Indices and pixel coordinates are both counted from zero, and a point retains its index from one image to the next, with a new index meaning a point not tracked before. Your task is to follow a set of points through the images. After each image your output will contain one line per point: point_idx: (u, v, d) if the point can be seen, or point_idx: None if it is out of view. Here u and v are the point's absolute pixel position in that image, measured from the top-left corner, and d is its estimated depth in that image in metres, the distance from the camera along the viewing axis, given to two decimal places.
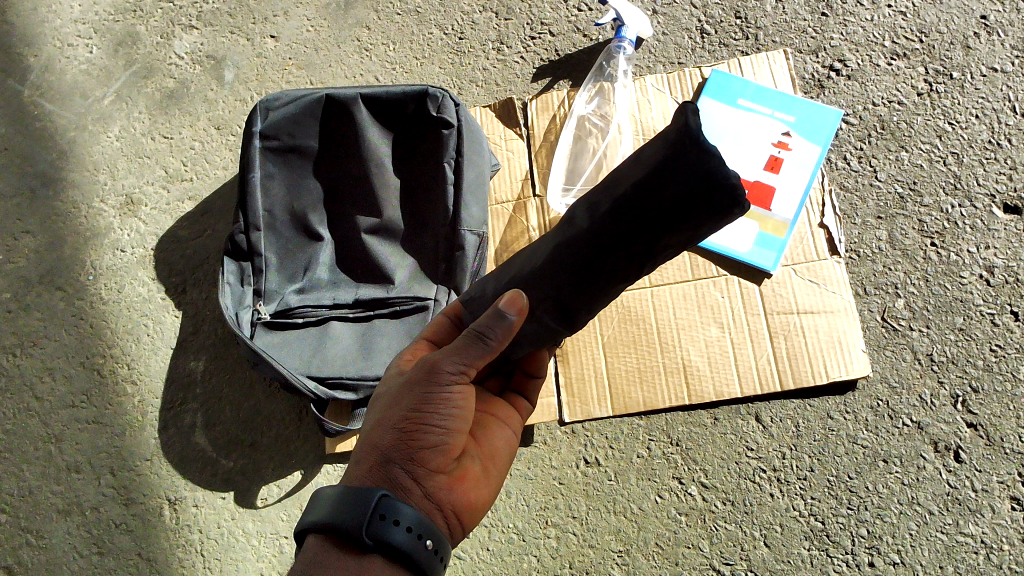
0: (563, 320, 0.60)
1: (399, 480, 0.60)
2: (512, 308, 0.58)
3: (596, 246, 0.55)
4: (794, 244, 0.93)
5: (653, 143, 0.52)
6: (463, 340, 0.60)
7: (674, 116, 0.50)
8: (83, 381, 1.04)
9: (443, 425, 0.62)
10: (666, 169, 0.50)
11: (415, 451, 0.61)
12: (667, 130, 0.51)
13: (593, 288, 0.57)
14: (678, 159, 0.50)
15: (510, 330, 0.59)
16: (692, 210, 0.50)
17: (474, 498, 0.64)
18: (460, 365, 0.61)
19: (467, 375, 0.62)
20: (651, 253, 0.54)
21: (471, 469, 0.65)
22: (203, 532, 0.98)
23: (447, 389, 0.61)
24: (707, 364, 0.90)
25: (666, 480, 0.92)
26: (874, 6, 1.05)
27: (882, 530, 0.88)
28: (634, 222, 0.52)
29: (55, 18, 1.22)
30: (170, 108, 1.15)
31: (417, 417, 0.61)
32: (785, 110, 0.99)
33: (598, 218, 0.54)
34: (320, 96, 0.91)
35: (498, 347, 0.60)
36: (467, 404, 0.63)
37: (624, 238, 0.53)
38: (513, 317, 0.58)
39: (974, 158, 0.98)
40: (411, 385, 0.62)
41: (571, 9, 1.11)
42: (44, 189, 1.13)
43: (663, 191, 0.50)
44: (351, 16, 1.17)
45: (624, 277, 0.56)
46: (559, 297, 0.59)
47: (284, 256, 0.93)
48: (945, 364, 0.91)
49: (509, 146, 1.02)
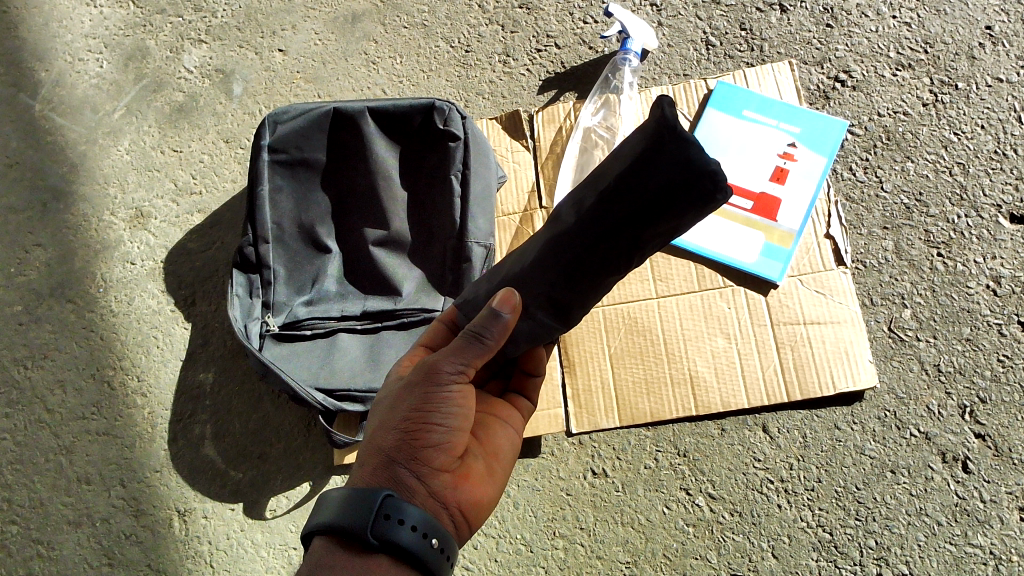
0: (561, 317, 0.63)
1: (403, 480, 0.61)
2: (505, 307, 0.59)
3: (585, 240, 0.58)
4: (800, 254, 0.93)
5: (632, 139, 0.57)
6: (461, 340, 0.61)
7: (651, 109, 0.54)
8: (93, 393, 1.05)
9: (444, 424, 0.62)
10: (649, 160, 0.54)
11: (419, 451, 0.61)
12: (647, 124, 0.55)
13: (584, 283, 0.60)
14: (660, 149, 0.54)
15: (506, 328, 0.60)
16: (678, 198, 0.54)
17: (478, 496, 0.65)
18: (458, 364, 0.61)
19: (466, 375, 0.62)
20: (639, 244, 0.57)
21: (474, 467, 0.65)
22: (212, 544, 0.98)
23: (447, 389, 0.62)
24: (714, 376, 0.90)
25: (674, 491, 0.92)
26: (879, 16, 1.06)
27: (891, 541, 0.88)
28: (622, 212, 0.56)
29: (66, 33, 1.23)
30: (179, 122, 1.16)
31: (419, 416, 0.61)
32: (790, 121, 0.99)
33: (586, 213, 0.58)
34: (327, 110, 0.91)
35: (495, 346, 0.61)
36: (468, 404, 0.64)
37: (614, 229, 0.57)
38: (508, 315, 0.59)
39: (980, 169, 0.98)
40: (411, 386, 0.63)
41: (577, 22, 1.12)
42: (56, 203, 1.14)
43: (648, 181, 0.54)
44: (359, 29, 1.17)
45: (614, 270, 0.59)
46: (552, 295, 0.61)
47: (292, 268, 0.94)
48: (953, 375, 0.91)
49: (515, 158, 1.03)
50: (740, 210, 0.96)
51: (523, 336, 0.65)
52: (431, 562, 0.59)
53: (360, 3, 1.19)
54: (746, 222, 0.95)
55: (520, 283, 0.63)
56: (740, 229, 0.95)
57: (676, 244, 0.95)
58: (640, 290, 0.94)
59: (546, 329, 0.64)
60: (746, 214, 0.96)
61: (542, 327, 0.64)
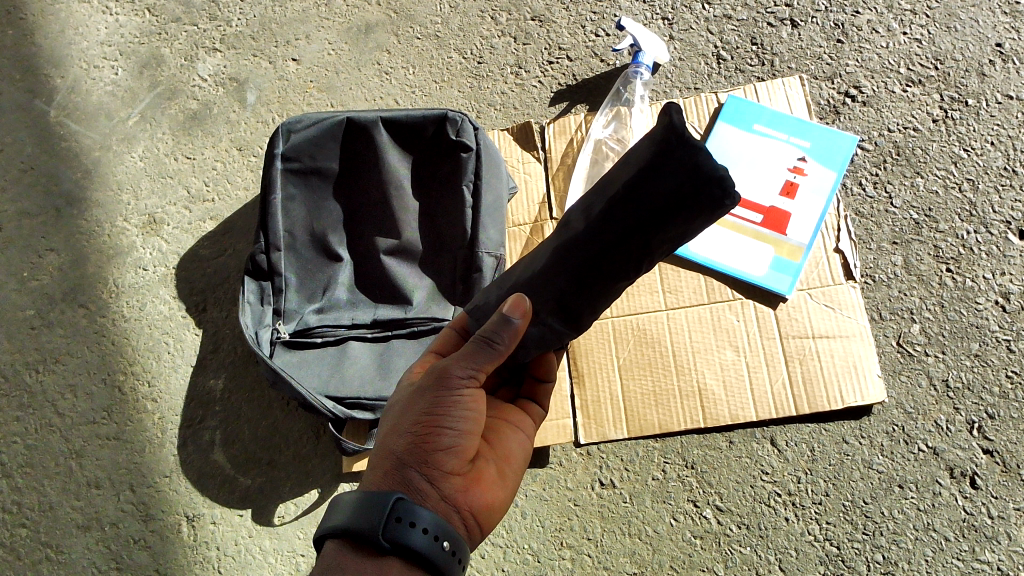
0: (571, 323, 0.63)
1: (414, 483, 0.61)
2: (515, 312, 0.59)
3: (594, 247, 0.59)
4: (809, 268, 0.94)
5: (641, 147, 0.57)
6: (471, 344, 0.61)
7: (659, 117, 0.54)
8: (104, 398, 1.06)
9: (456, 428, 0.62)
10: (657, 166, 0.55)
11: (430, 454, 0.62)
12: (655, 131, 0.55)
13: (593, 289, 0.60)
14: (669, 155, 0.54)
15: (517, 333, 0.60)
16: (687, 203, 0.54)
17: (490, 500, 0.65)
18: (469, 369, 0.62)
19: (477, 379, 0.63)
20: (648, 249, 0.58)
21: (486, 470, 0.66)
22: (220, 549, 0.99)
23: (458, 393, 0.62)
24: (722, 388, 0.90)
25: (681, 503, 0.93)
26: (890, 33, 1.06)
27: (898, 556, 0.88)
28: (632, 218, 0.57)
29: (82, 41, 1.24)
30: (193, 130, 1.17)
31: (430, 420, 0.62)
32: (800, 135, 1.00)
33: (594, 219, 0.59)
34: (340, 119, 0.92)
35: (506, 351, 0.61)
36: (479, 408, 0.64)
37: (623, 235, 0.57)
38: (517, 321, 0.60)
39: (989, 185, 0.99)
40: (422, 391, 0.63)
41: (589, 35, 1.13)
42: (69, 209, 1.15)
43: (657, 187, 0.55)
44: (372, 40, 1.18)
45: (623, 276, 0.60)
46: (563, 301, 0.62)
47: (304, 276, 0.94)
48: (961, 391, 0.92)
49: (526, 169, 1.04)
50: (750, 223, 0.97)
51: (533, 342, 0.65)
52: (443, 564, 0.59)
53: (373, 13, 1.20)
54: (757, 236, 0.96)
55: (531, 289, 0.63)
56: (750, 243, 0.96)
57: (686, 257, 0.96)
58: (649, 302, 0.95)
59: (556, 335, 0.64)
60: (756, 227, 0.96)
61: (552, 333, 0.64)
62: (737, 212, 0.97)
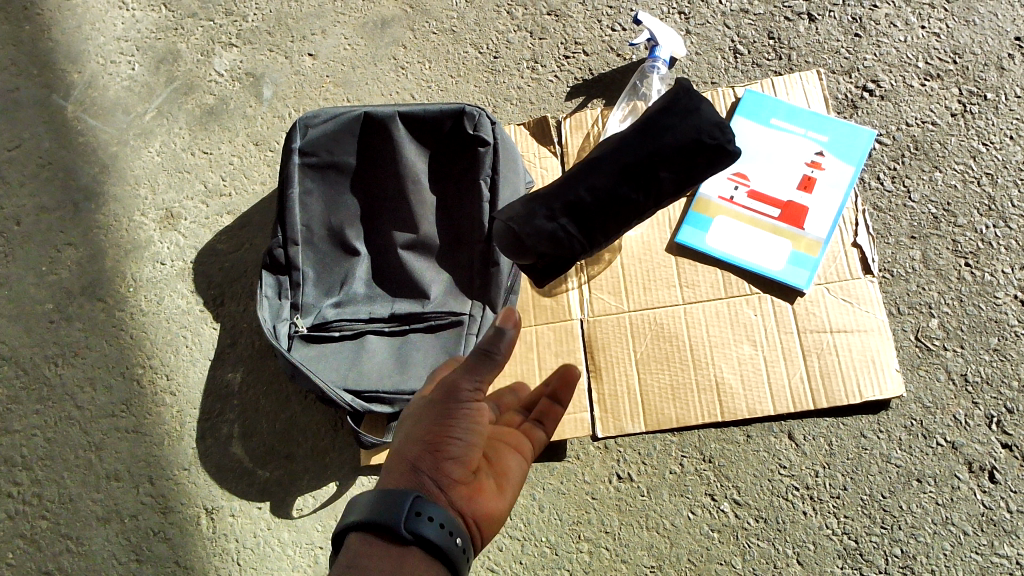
0: None
1: (427, 488, 0.60)
2: (508, 323, 0.62)
3: None
4: (827, 262, 0.94)
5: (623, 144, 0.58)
6: (473, 358, 0.64)
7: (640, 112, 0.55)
8: (123, 391, 1.06)
9: (466, 434, 0.62)
10: None
11: (443, 459, 0.61)
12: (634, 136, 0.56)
13: None
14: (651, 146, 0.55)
15: (511, 343, 0.63)
16: None
17: (496, 510, 0.64)
18: (474, 381, 0.64)
19: (481, 392, 0.65)
20: None
21: (492, 480, 0.65)
22: (240, 541, 0.99)
23: (466, 402, 0.63)
24: (740, 382, 0.90)
25: (699, 497, 0.93)
26: (908, 27, 1.06)
27: (917, 550, 0.88)
28: None
29: (99, 36, 1.24)
30: (209, 125, 1.18)
31: (440, 427, 0.62)
32: (818, 130, 0.99)
33: None
34: (357, 114, 0.93)
35: (506, 362, 0.64)
36: (485, 420, 0.65)
37: None
38: (510, 331, 0.63)
39: (1008, 180, 0.98)
40: (431, 402, 0.64)
41: (605, 29, 1.13)
42: (88, 203, 1.15)
43: None
44: (388, 35, 1.19)
45: None
46: None
47: (321, 270, 0.95)
48: (980, 385, 0.92)
49: (543, 164, 1.05)
50: (768, 217, 0.97)
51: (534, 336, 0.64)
52: (453, 560, 0.58)
53: (389, 8, 1.20)
54: (774, 230, 0.96)
55: None
56: (767, 237, 0.96)
57: (703, 251, 0.96)
58: (667, 296, 0.95)
59: None
60: (773, 222, 0.96)
61: None
62: (754, 207, 0.97)
